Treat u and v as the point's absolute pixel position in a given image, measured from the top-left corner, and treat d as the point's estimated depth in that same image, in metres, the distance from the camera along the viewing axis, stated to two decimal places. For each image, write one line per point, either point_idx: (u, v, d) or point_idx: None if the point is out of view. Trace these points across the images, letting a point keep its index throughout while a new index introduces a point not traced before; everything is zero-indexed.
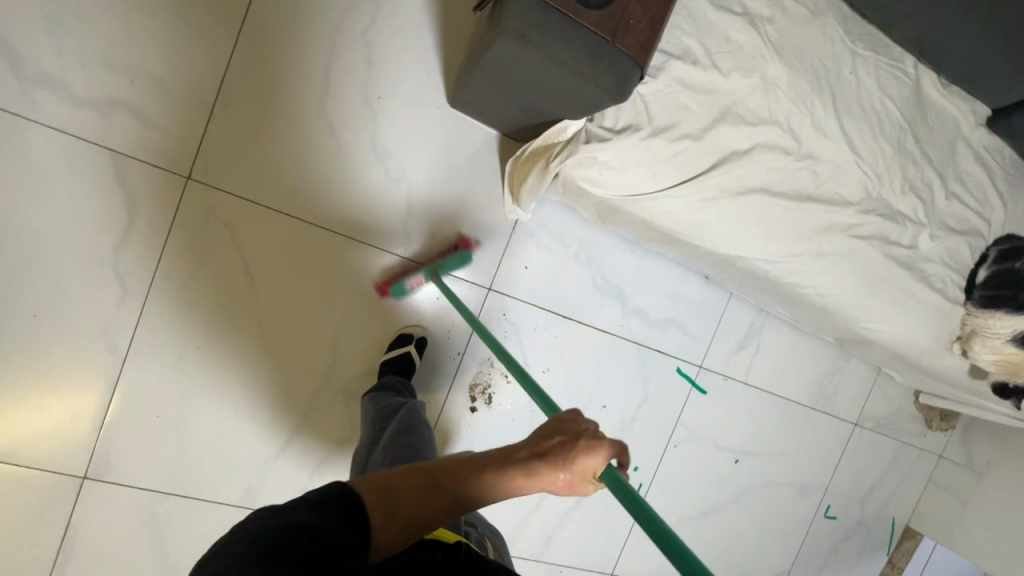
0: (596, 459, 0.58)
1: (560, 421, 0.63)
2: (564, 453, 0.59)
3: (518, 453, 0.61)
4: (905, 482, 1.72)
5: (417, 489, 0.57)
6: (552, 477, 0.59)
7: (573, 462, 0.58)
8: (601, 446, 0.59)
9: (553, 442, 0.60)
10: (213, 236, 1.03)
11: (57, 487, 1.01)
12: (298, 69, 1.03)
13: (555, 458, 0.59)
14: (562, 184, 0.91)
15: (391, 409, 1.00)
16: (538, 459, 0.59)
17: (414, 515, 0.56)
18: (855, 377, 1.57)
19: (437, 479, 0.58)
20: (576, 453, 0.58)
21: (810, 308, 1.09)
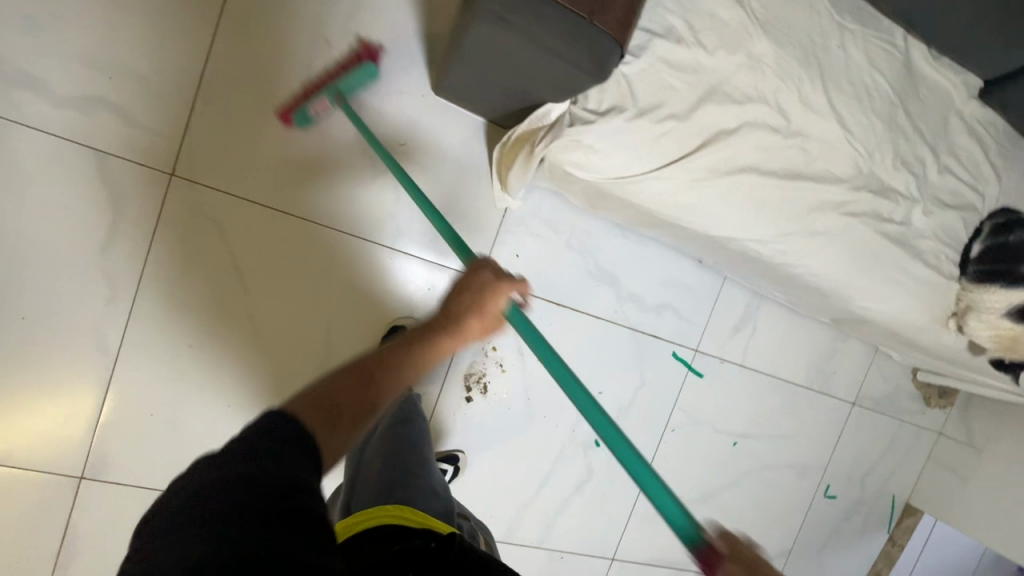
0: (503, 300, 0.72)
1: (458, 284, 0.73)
2: (475, 300, 0.71)
3: (436, 320, 0.70)
4: (905, 460, 1.72)
5: (350, 379, 0.57)
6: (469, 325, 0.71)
7: (485, 304, 0.71)
8: (503, 285, 0.73)
9: (464, 296, 0.72)
10: (199, 232, 1.02)
11: (54, 488, 1.01)
12: (279, 60, 1.02)
13: (468, 307, 0.71)
14: (548, 169, 0.90)
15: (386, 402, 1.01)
16: (454, 315, 0.70)
17: (356, 404, 0.55)
18: (852, 357, 1.56)
19: (372, 362, 0.60)
20: (486, 298, 0.71)
21: (803, 288, 1.08)
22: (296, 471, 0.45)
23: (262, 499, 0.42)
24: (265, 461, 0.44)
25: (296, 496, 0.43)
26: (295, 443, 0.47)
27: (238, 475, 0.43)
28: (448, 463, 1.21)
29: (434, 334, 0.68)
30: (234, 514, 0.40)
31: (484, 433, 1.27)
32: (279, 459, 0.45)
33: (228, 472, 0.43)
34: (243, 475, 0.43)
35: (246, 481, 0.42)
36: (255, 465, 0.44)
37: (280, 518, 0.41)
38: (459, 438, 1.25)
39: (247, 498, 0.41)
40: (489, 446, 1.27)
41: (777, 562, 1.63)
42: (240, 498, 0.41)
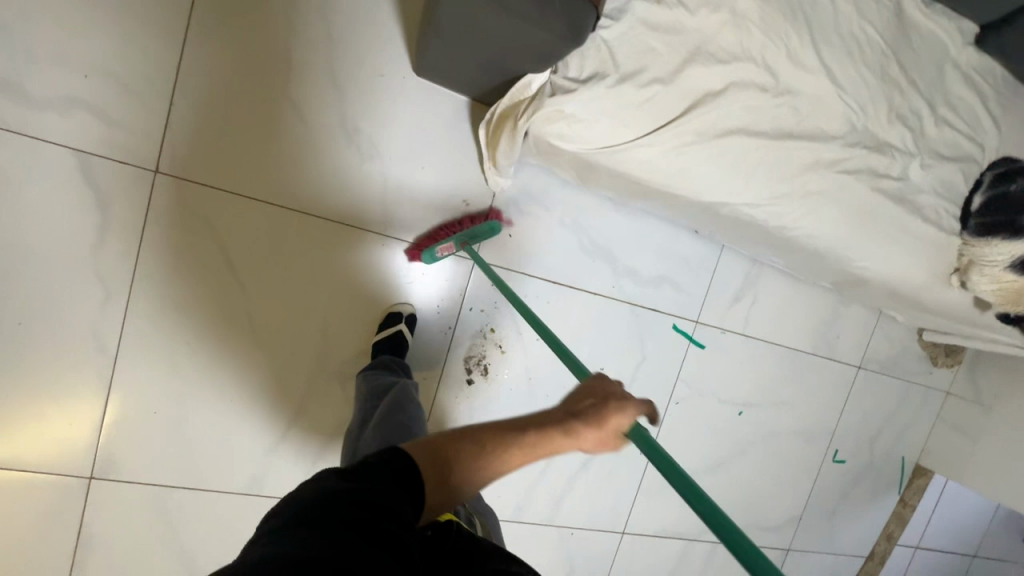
0: (627, 418, 0.66)
1: (591, 387, 0.70)
2: (598, 411, 0.66)
3: (554, 415, 0.67)
4: (913, 421, 1.71)
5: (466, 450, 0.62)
6: (587, 436, 0.65)
7: (608, 421, 0.65)
8: (633, 404, 0.67)
9: (587, 402, 0.67)
10: (190, 229, 1.01)
11: (66, 489, 1.03)
12: (256, 48, 1.00)
13: (591, 417, 0.65)
14: (534, 144, 0.89)
15: (386, 386, 1.02)
16: (573, 418, 0.65)
17: (460, 473, 0.61)
18: (856, 320, 1.54)
19: (482, 435, 0.64)
20: (608, 412, 0.66)
21: (800, 252, 1.07)
22: (381, 492, 0.53)
23: (331, 509, 0.49)
24: (367, 480, 0.54)
25: (380, 514, 0.51)
26: (386, 474, 0.55)
27: (339, 487, 0.52)
28: None
29: (549, 432, 0.64)
30: (333, 514, 0.49)
31: (488, 416, 1.27)
32: (363, 481, 0.54)
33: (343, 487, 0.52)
34: (349, 485, 0.52)
35: (325, 491, 0.51)
36: (340, 482, 0.53)
37: (337, 524, 0.48)
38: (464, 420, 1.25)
39: (319, 508, 0.49)
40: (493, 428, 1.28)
41: (788, 529, 1.64)
42: (315, 507, 0.50)
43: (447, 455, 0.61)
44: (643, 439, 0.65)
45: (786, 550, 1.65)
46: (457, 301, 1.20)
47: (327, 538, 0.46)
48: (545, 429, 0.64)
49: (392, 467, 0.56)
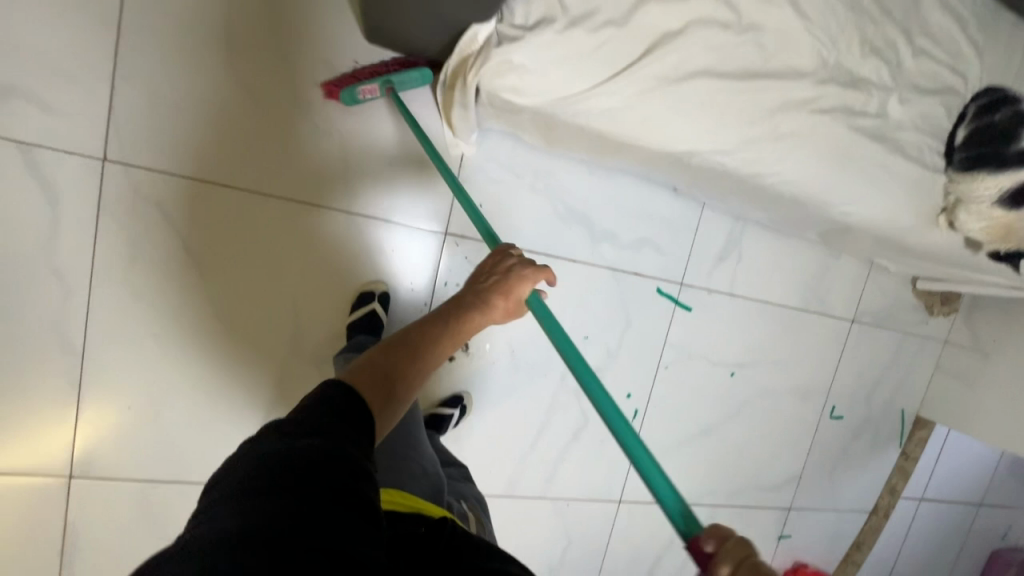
0: (524, 285, 0.78)
1: (485, 269, 0.80)
2: (502, 287, 0.77)
3: (465, 300, 0.75)
4: (911, 372, 1.68)
5: (399, 351, 0.65)
6: (497, 309, 0.76)
7: (512, 292, 0.77)
8: (525, 272, 0.79)
9: (491, 282, 0.78)
10: (146, 217, 0.98)
11: (46, 489, 1.02)
12: (195, 22, 0.95)
13: (492, 292, 0.76)
14: (488, 102, 0.85)
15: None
16: (479, 299, 0.75)
17: (404, 373, 0.63)
18: (846, 272, 1.51)
19: (409, 338, 0.67)
20: (508, 284, 0.77)
21: (778, 200, 1.03)
22: (335, 445, 0.49)
23: (305, 475, 0.45)
24: (314, 431, 0.50)
25: (337, 469, 0.47)
26: (335, 412, 0.53)
27: (288, 448, 0.48)
28: (452, 407, 1.19)
29: (466, 316, 0.74)
30: (285, 483, 0.45)
31: (473, 390, 1.25)
32: (311, 433, 0.50)
33: (289, 446, 0.48)
34: (297, 444, 0.48)
35: (290, 453, 0.47)
36: (301, 441, 0.49)
37: (313, 489, 0.45)
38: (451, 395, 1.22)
39: (289, 474, 0.45)
40: (481, 404, 1.26)
41: (788, 488, 1.62)
42: (283, 474, 0.45)
43: (385, 363, 0.63)
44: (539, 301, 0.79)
45: (787, 509, 1.64)
46: (431, 276, 1.17)
47: (308, 510, 0.43)
48: (463, 316, 0.73)
49: (344, 403, 0.55)
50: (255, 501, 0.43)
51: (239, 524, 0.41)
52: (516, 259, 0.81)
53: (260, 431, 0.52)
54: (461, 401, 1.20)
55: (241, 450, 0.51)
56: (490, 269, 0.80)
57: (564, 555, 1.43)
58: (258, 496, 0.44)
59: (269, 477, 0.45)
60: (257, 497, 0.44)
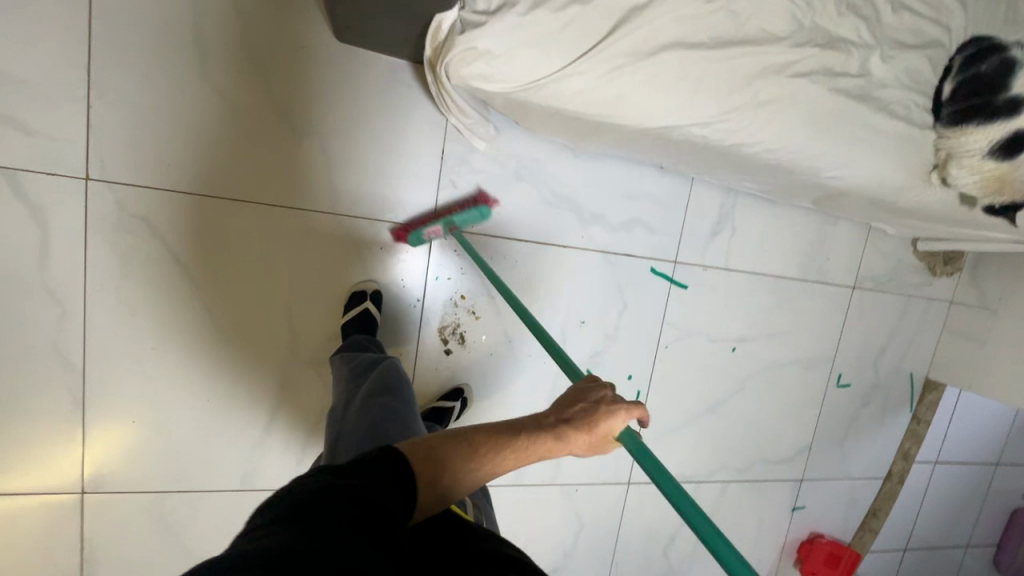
0: (616, 422, 0.66)
1: (584, 392, 0.71)
2: (588, 416, 0.67)
3: (547, 418, 0.69)
4: (918, 335, 1.66)
5: (462, 447, 0.65)
6: (577, 441, 0.66)
7: (599, 426, 0.66)
8: (623, 409, 0.67)
9: (579, 406, 0.70)
10: (133, 232, 0.99)
11: (60, 506, 1.04)
12: (162, 32, 0.94)
13: (581, 421, 0.67)
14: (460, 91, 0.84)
15: (366, 364, 1.01)
16: (563, 422, 0.67)
17: (456, 472, 0.63)
18: (844, 238, 1.48)
19: (476, 437, 0.66)
20: (599, 416, 0.67)
21: (763, 170, 1.02)
22: (371, 492, 0.54)
23: (320, 505, 0.50)
24: (356, 474, 0.56)
25: (368, 511, 0.52)
26: (382, 471, 0.57)
27: (329, 482, 0.53)
28: (453, 400, 1.20)
29: (539, 436, 0.66)
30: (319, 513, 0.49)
31: (473, 381, 1.25)
32: (356, 477, 0.55)
33: (332, 483, 0.53)
34: (338, 480, 0.54)
35: (329, 488, 0.52)
36: (335, 477, 0.54)
37: (343, 522, 0.49)
38: (451, 388, 1.23)
39: (312, 502, 0.50)
40: (484, 395, 1.27)
41: (798, 459, 1.61)
42: (308, 502, 0.50)
43: (440, 454, 0.63)
44: (634, 444, 0.65)
45: (799, 480, 1.63)
46: (422, 272, 1.17)
47: (321, 529, 0.47)
48: (534, 433, 0.66)
49: (391, 468, 0.58)
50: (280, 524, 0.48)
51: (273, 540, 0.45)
52: (617, 391, 0.71)
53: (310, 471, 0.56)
54: (462, 394, 1.21)
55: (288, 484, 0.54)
56: (590, 395, 0.70)
57: (577, 540, 1.43)
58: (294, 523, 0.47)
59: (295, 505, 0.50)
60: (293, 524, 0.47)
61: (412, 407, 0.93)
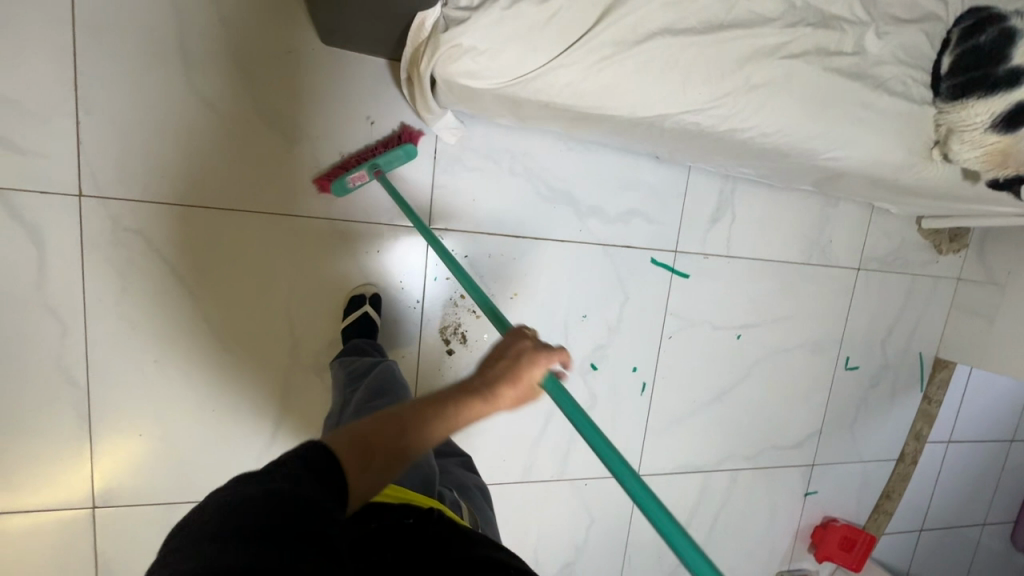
0: (538, 369, 0.68)
1: (501, 345, 0.71)
2: (512, 370, 0.67)
3: (470, 380, 0.68)
4: (926, 315, 1.64)
5: (388, 424, 0.61)
6: (503, 395, 0.66)
7: (522, 375, 0.67)
8: (542, 354, 0.69)
9: (501, 360, 0.69)
10: (129, 247, 0.99)
11: (71, 521, 1.05)
12: (148, 44, 0.93)
13: (504, 374, 0.67)
14: (447, 89, 0.83)
15: (365, 368, 1.01)
16: (488, 379, 0.66)
17: (389, 451, 0.59)
18: (847, 220, 1.46)
19: (403, 412, 0.62)
20: (521, 365, 0.67)
21: (760, 154, 1.00)
22: (297, 493, 0.51)
23: (244, 521, 0.48)
24: (281, 479, 0.53)
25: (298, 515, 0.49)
26: (309, 471, 0.54)
27: (252, 495, 0.50)
28: None
29: (466, 398, 0.65)
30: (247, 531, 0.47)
31: None
32: (280, 482, 0.52)
33: (255, 495, 0.50)
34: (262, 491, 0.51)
35: (253, 502, 0.50)
36: (258, 487, 0.51)
37: (273, 536, 0.47)
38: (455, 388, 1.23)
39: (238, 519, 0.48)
40: None
41: (809, 444, 1.60)
42: (238, 516, 0.49)
43: (369, 437, 0.59)
44: (555, 389, 0.68)
45: (810, 465, 1.62)
46: (420, 272, 1.16)
47: (250, 547, 0.46)
48: (462, 396, 0.65)
49: (317, 461, 0.55)
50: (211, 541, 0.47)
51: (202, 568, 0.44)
52: (534, 338, 0.72)
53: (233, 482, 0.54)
54: None
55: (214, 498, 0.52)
56: (507, 346, 0.71)
57: (588, 534, 1.43)
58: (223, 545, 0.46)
59: (225, 520, 0.48)
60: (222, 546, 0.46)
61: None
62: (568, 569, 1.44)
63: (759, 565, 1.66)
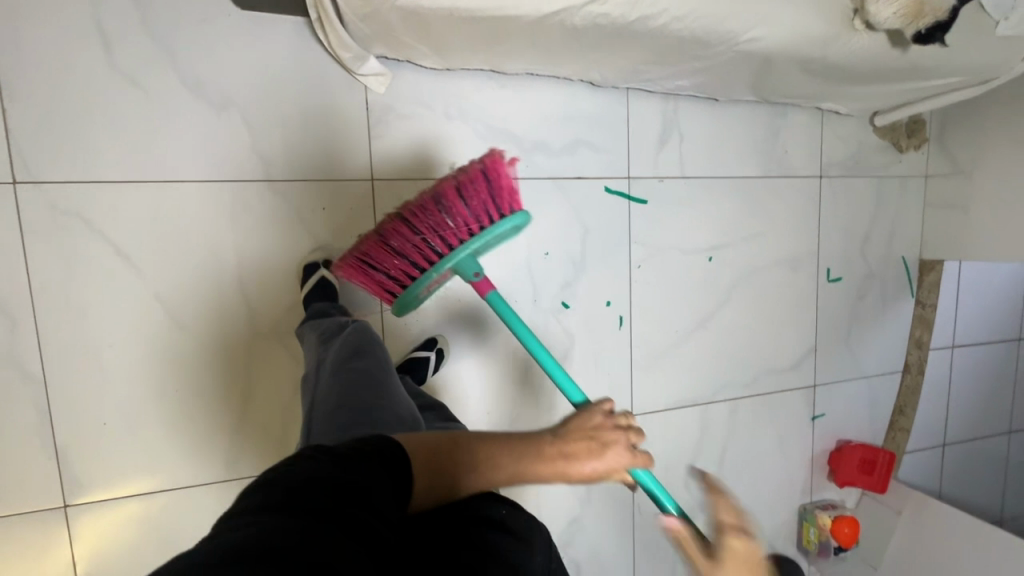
0: (614, 462, 0.77)
1: (582, 426, 0.78)
2: (589, 453, 0.75)
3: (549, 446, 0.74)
4: (901, 216, 1.61)
5: (463, 456, 0.67)
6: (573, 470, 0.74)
7: (598, 462, 0.75)
8: (622, 453, 0.77)
9: (587, 442, 0.76)
10: (70, 229, 0.99)
11: (45, 521, 1.03)
12: (63, 25, 0.94)
13: (583, 455, 0.75)
14: (352, 12, 0.84)
15: (337, 329, 1.00)
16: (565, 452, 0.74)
17: (457, 478, 0.65)
18: (799, 127, 1.45)
19: (478, 451, 0.69)
20: (602, 455, 0.76)
21: (679, 47, 1.00)
22: (364, 487, 0.53)
23: (310, 497, 0.49)
24: (347, 466, 0.55)
25: (355, 502, 0.51)
26: (373, 461, 0.57)
27: (321, 474, 0.52)
28: (427, 350, 1.18)
29: (541, 461, 0.72)
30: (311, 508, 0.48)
31: (447, 332, 1.22)
32: (346, 468, 0.54)
33: (322, 474, 0.52)
34: (331, 471, 0.53)
35: (320, 480, 0.51)
36: (329, 468, 0.53)
37: (337, 518, 0.48)
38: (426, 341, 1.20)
39: (304, 494, 0.49)
40: (463, 344, 1.24)
41: (805, 364, 1.56)
42: (304, 492, 0.49)
43: (443, 461, 0.65)
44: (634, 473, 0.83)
45: (811, 386, 1.57)
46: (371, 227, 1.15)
47: (316, 524, 0.46)
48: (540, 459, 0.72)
49: (389, 460, 0.59)
50: (283, 516, 0.46)
51: (268, 528, 0.44)
52: (623, 434, 0.79)
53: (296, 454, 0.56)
54: (435, 343, 1.19)
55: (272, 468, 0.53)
56: (584, 426, 0.78)
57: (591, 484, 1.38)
58: (289, 515, 0.46)
59: (284, 496, 0.48)
60: (288, 515, 0.46)
61: (388, 370, 0.94)
62: (576, 525, 1.38)
63: (777, 500, 1.59)
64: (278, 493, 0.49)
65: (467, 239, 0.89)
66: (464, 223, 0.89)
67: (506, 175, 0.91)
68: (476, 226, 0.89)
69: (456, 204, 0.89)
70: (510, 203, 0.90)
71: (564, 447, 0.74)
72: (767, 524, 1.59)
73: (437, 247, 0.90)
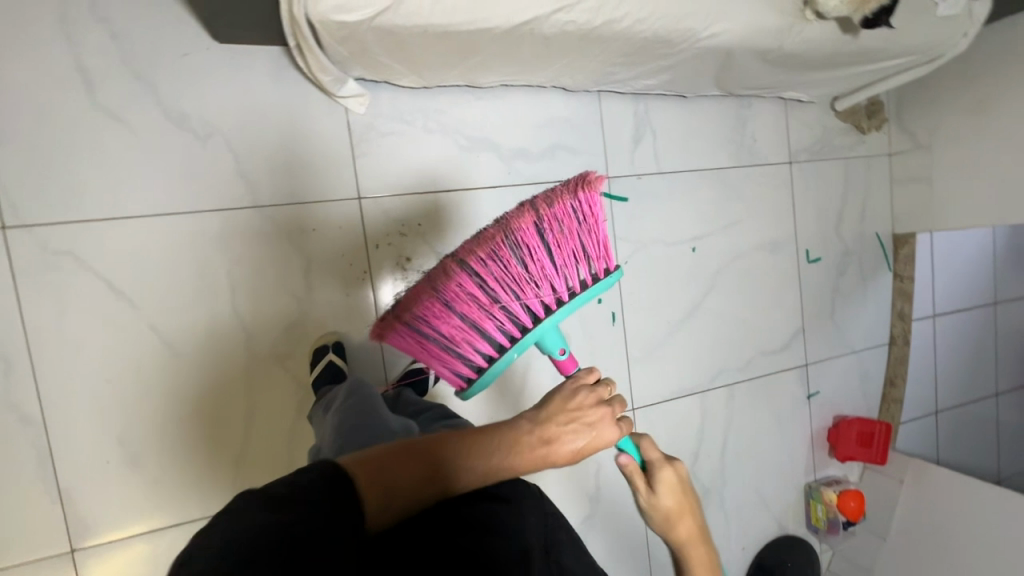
0: (601, 437, 0.74)
1: (565, 403, 0.74)
2: (570, 431, 0.72)
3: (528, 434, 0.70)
4: (870, 194, 1.67)
5: (425, 463, 0.63)
6: (555, 456, 0.71)
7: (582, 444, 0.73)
8: (609, 424, 0.75)
9: (568, 419, 0.73)
10: (62, 270, 0.99)
11: (54, 567, 1.02)
12: (45, 71, 0.96)
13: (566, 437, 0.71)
14: (328, 35, 0.88)
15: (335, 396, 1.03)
16: (544, 438, 0.70)
17: (422, 485, 0.62)
18: (764, 117, 1.52)
19: (441, 452, 0.65)
20: (586, 430, 0.73)
21: (643, 48, 1.05)
22: (317, 523, 0.50)
23: (264, 547, 0.46)
24: (295, 505, 0.51)
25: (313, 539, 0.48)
26: (322, 495, 0.54)
27: (269, 521, 0.49)
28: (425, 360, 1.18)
29: (516, 453, 0.68)
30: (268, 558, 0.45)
31: None
32: (293, 508, 0.51)
33: (272, 521, 0.49)
34: (277, 516, 0.49)
35: (271, 528, 0.48)
36: (276, 513, 0.50)
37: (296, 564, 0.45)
38: None
39: (257, 545, 0.46)
40: None
41: (795, 344, 1.59)
42: (257, 545, 0.46)
43: (396, 473, 0.61)
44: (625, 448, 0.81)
45: (803, 365, 1.61)
46: (361, 244, 1.17)
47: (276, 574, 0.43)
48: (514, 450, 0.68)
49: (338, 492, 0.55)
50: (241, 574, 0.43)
51: None
52: (604, 401, 0.76)
53: (238, 505, 0.52)
54: None
55: (215, 528, 0.50)
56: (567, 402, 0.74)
57: (600, 480, 1.39)
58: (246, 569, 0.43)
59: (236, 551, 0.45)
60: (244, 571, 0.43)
61: (381, 408, 0.96)
62: (589, 523, 1.39)
63: (782, 481, 1.61)
64: (226, 552, 0.45)
65: (555, 304, 0.76)
66: (555, 284, 0.76)
67: (589, 226, 0.78)
68: (566, 286, 0.76)
69: (538, 265, 0.75)
70: (603, 259, 0.79)
71: (543, 433, 0.71)
72: (775, 505, 1.61)
73: (520, 315, 0.76)
